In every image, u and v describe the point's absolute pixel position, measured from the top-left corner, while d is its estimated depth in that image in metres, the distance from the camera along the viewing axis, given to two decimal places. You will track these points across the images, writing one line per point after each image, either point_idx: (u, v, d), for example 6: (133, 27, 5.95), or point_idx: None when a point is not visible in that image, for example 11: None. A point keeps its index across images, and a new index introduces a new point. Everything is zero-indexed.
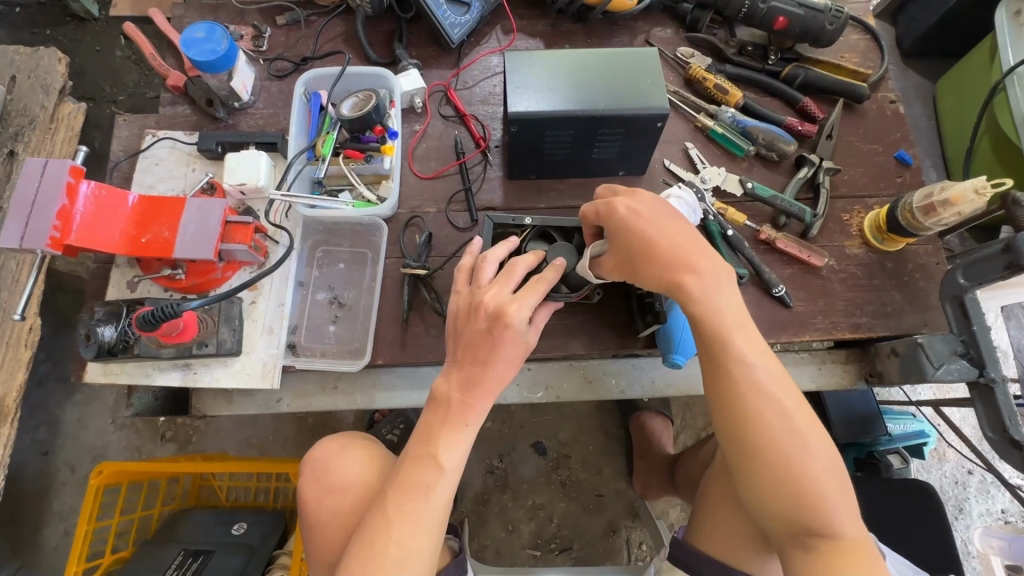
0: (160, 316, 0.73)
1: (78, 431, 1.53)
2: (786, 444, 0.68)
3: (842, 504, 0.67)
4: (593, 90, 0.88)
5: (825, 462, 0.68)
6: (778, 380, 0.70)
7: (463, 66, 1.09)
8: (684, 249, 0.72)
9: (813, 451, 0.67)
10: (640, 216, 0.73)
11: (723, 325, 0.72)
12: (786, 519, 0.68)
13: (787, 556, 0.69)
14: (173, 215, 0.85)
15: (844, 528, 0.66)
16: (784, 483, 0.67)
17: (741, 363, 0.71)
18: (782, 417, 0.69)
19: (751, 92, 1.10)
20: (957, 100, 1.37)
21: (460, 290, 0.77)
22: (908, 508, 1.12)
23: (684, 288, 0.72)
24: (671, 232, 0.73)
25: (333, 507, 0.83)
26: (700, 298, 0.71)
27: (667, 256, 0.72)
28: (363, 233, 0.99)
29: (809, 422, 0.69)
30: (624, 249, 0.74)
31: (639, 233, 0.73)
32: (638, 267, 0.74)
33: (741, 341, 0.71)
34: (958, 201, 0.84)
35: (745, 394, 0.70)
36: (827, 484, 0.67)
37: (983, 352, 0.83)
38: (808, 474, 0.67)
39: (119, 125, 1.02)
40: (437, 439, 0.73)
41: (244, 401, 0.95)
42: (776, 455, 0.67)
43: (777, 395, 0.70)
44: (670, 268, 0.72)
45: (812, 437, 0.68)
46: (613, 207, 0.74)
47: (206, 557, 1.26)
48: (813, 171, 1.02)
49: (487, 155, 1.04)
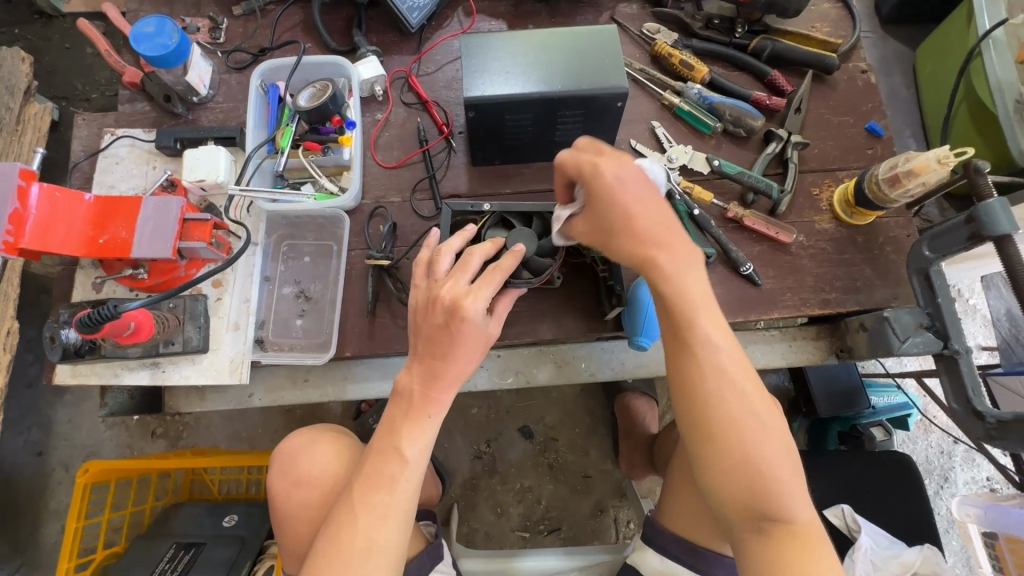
0: (99, 318, 0.73)
1: (70, 431, 1.55)
2: (745, 429, 0.68)
3: (795, 489, 0.68)
4: (550, 72, 0.87)
5: (781, 447, 0.68)
6: (741, 367, 0.70)
7: (424, 51, 1.07)
8: (664, 229, 0.70)
9: (770, 436, 0.68)
10: (623, 183, 0.67)
11: (692, 308, 0.70)
12: (742, 506, 0.68)
13: (740, 541, 0.69)
14: (129, 214, 0.84)
15: (797, 513, 0.67)
16: (743, 467, 0.67)
17: (706, 346, 0.70)
18: (742, 402, 0.68)
19: (718, 67, 1.08)
20: (935, 67, 1.34)
21: (418, 284, 0.76)
22: (884, 479, 1.12)
23: (655, 265, 0.69)
24: (652, 212, 0.69)
25: (303, 500, 0.84)
26: (672, 278, 0.69)
27: (646, 233, 0.69)
28: (327, 225, 0.98)
29: (770, 410, 0.69)
30: (599, 219, 0.70)
31: (620, 207, 0.68)
32: (612, 239, 0.70)
33: (707, 327, 0.70)
34: (922, 171, 0.83)
35: (708, 379, 0.69)
36: (782, 469, 0.67)
37: (948, 324, 0.82)
38: (765, 460, 0.67)
39: (78, 125, 1.01)
40: (400, 432, 0.74)
41: (216, 397, 0.96)
42: (735, 441, 0.67)
43: (739, 381, 0.69)
44: (643, 244, 0.69)
45: (769, 422, 0.69)
46: (600, 171, 0.68)
47: (198, 549, 1.29)
48: (781, 146, 1.00)
49: (451, 141, 1.02)
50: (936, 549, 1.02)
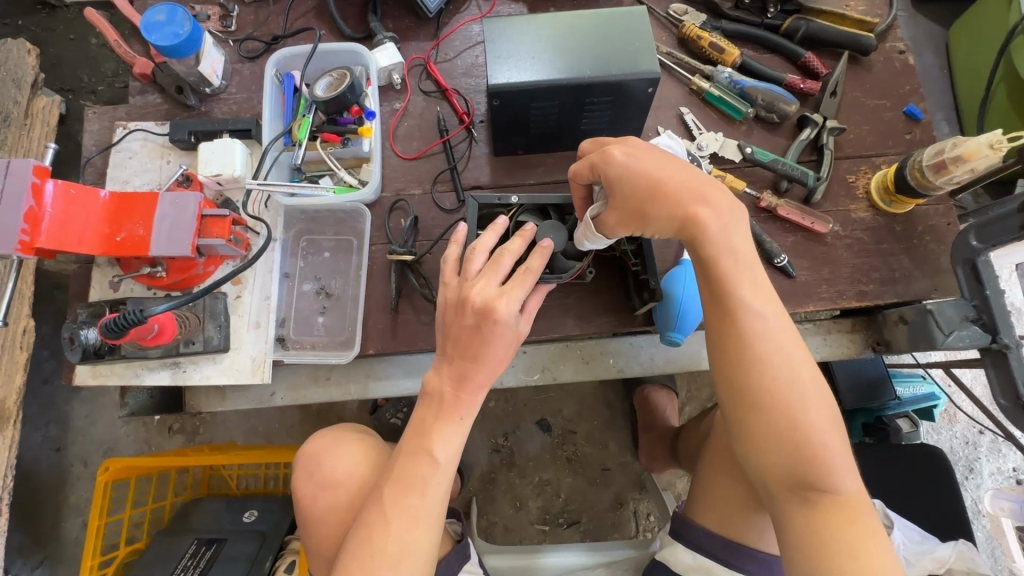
0: (124, 324, 0.71)
1: (88, 426, 1.54)
2: (791, 395, 0.64)
3: (843, 460, 0.64)
4: (578, 56, 0.83)
5: (829, 416, 0.64)
6: (786, 332, 0.67)
7: (442, 37, 1.03)
8: (692, 185, 0.68)
9: (817, 404, 0.64)
10: (637, 157, 0.68)
11: (733, 269, 0.68)
12: (785, 476, 0.64)
13: (782, 515, 0.65)
14: (146, 211, 0.82)
15: (844, 484, 0.63)
16: (788, 435, 0.63)
17: (744, 312, 0.67)
18: (788, 368, 0.65)
19: (749, 49, 1.03)
20: (970, 47, 1.29)
21: (448, 282, 0.73)
22: (916, 473, 1.10)
23: (700, 222, 0.67)
24: (676, 174, 0.68)
25: (328, 502, 0.83)
26: (716, 235, 0.67)
27: (676, 194, 0.67)
28: (347, 220, 0.96)
29: (816, 377, 0.65)
30: (630, 196, 0.68)
31: (642, 175, 0.68)
32: (648, 211, 0.68)
33: (749, 291, 0.67)
34: (972, 157, 0.79)
35: (751, 344, 0.66)
36: (831, 438, 0.63)
37: (996, 316, 0.79)
38: (813, 428, 0.63)
39: (89, 118, 0.99)
40: (431, 434, 0.72)
41: (237, 397, 0.94)
42: (780, 408, 0.64)
43: (785, 346, 0.66)
44: (681, 203, 0.67)
45: (817, 390, 0.65)
46: (610, 155, 0.69)
47: (219, 545, 1.29)
48: (816, 132, 0.96)
49: (472, 131, 0.99)
50: (969, 544, 1.01)
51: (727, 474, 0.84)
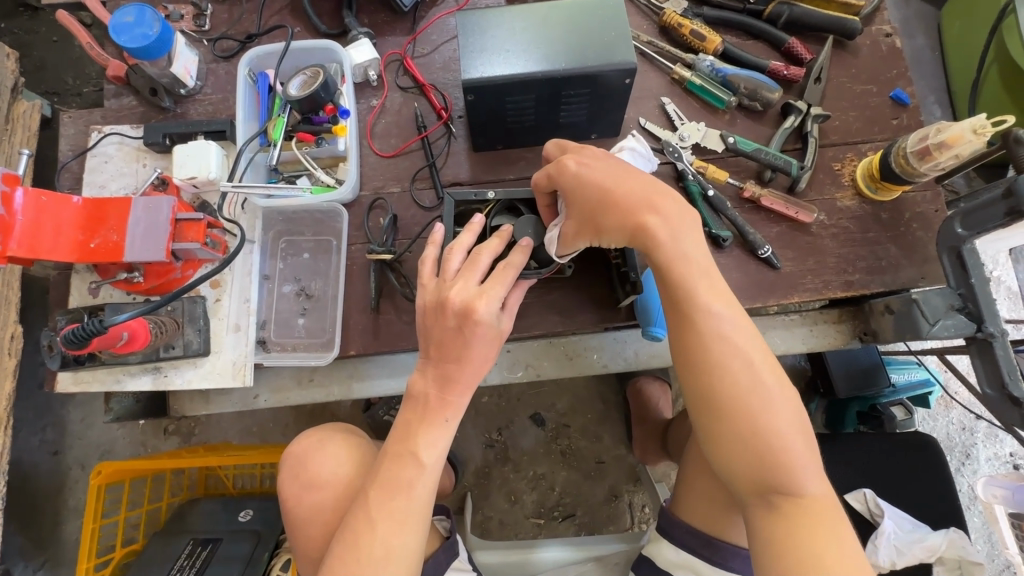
0: (86, 333, 0.71)
1: (84, 430, 1.55)
2: (752, 400, 0.63)
3: (808, 462, 0.63)
4: (553, 48, 0.81)
5: (793, 418, 0.63)
6: (744, 332, 0.66)
7: (419, 31, 1.01)
8: (646, 191, 0.67)
9: (780, 407, 0.63)
10: (588, 165, 0.68)
11: (689, 276, 0.67)
12: (750, 480, 0.64)
13: (751, 518, 0.65)
14: (119, 216, 0.81)
15: (809, 487, 0.62)
16: (748, 438, 0.63)
17: (705, 314, 0.66)
18: (748, 372, 0.64)
19: (732, 35, 1.01)
20: (964, 26, 1.26)
21: (426, 283, 0.73)
22: (909, 463, 1.09)
23: (649, 230, 0.66)
24: (629, 182, 0.67)
25: (314, 503, 0.83)
26: (665, 243, 0.67)
27: (627, 201, 0.66)
28: (325, 220, 0.95)
29: (778, 376, 0.65)
30: (583, 205, 0.68)
31: (592, 186, 0.67)
32: (600, 221, 0.67)
33: (706, 293, 0.66)
34: (956, 143, 0.78)
35: (711, 349, 0.65)
36: (793, 441, 0.63)
37: (982, 306, 0.77)
38: (776, 433, 0.62)
39: (64, 123, 0.98)
40: (416, 437, 0.71)
41: (221, 400, 0.94)
42: (741, 413, 0.63)
43: (743, 347, 0.65)
44: (631, 211, 0.67)
45: (779, 393, 0.64)
46: (563, 165, 0.69)
47: (215, 545, 1.30)
48: (800, 120, 0.95)
49: (450, 126, 0.97)
50: (961, 532, 1.00)
51: (707, 472, 0.83)
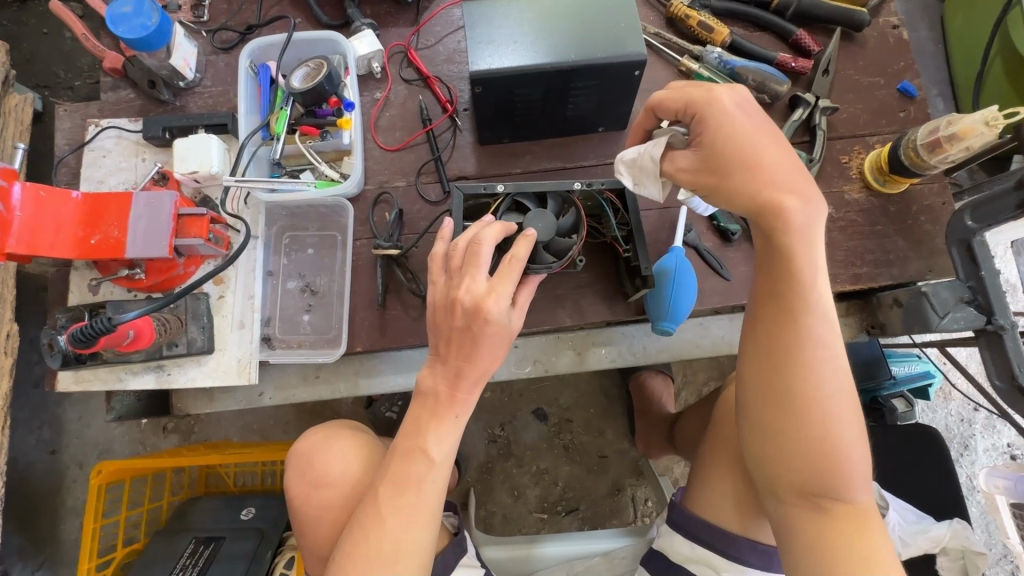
0: (94, 332, 0.69)
1: (81, 428, 1.53)
2: (834, 402, 0.62)
3: (861, 471, 0.63)
4: (562, 39, 0.80)
5: (859, 426, 0.63)
6: (836, 336, 0.64)
7: (423, 22, 0.99)
8: (787, 168, 0.62)
9: (853, 413, 0.62)
10: (744, 118, 0.62)
11: (807, 265, 0.63)
12: (802, 480, 0.63)
13: (786, 516, 0.65)
14: (119, 212, 0.79)
15: (857, 495, 0.62)
16: (817, 441, 0.62)
17: (809, 311, 0.63)
18: (836, 375, 0.63)
19: (739, 27, 1.00)
20: (969, 18, 1.26)
21: (436, 280, 0.71)
22: (912, 454, 1.10)
23: (781, 208, 0.62)
24: (774, 154, 0.62)
25: (324, 501, 0.81)
26: (795, 227, 0.62)
27: (765, 171, 0.62)
28: (330, 215, 0.93)
29: (853, 386, 0.64)
30: (715, 151, 0.63)
31: (735, 142, 0.62)
32: (725, 177, 0.63)
33: (816, 289, 0.64)
34: (967, 135, 0.77)
35: (804, 346, 0.63)
36: (858, 449, 0.62)
37: (992, 298, 0.78)
38: (843, 439, 0.62)
39: (60, 116, 0.95)
40: (426, 432, 0.70)
41: (225, 398, 0.93)
42: (813, 414, 0.62)
43: (837, 350, 0.63)
44: (770, 182, 0.62)
45: (851, 400, 0.63)
46: (716, 105, 0.63)
47: (217, 543, 1.29)
48: (809, 112, 0.94)
49: (456, 119, 0.96)
50: (965, 522, 1.00)
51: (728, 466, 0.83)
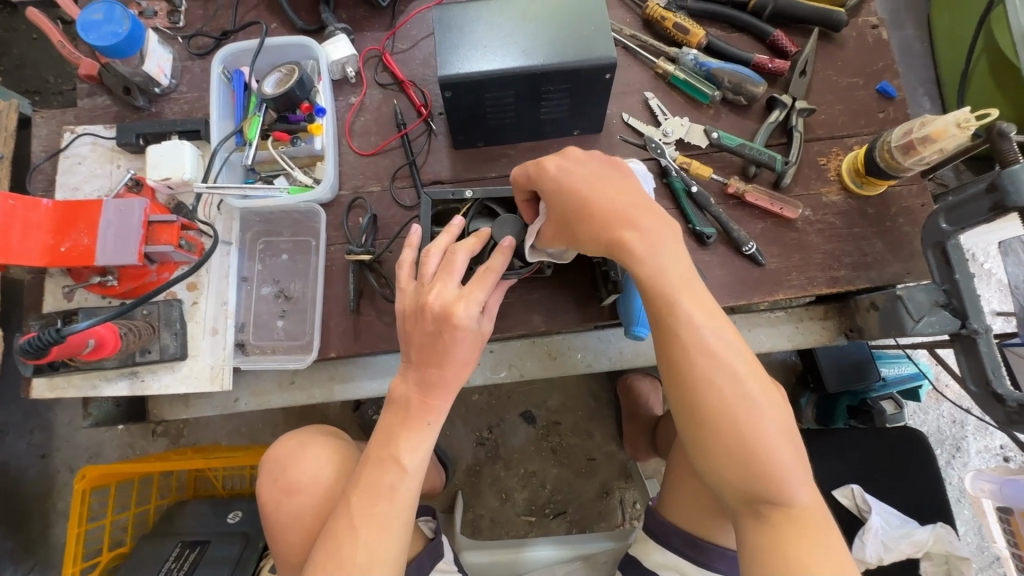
0: (42, 343, 0.67)
1: (70, 432, 1.54)
2: (740, 411, 0.62)
3: (796, 472, 0.62)
4: (530, 42, 0.80)
5: (780, 426, 0.62)
6: (729, 345, 0.64)
7: (397, 26, 0.99)
8: (624, 204, 0.66)
9: (767, 418, 0.61)
10: (572, 172, 0.67)
11: (669, 289, 0.65)
12: (738, 490, 0.62)
13: (739, 527, 0.64)
14: (89, 219, 0.79)
15: (798, 497, 0.61)
16: (736, 451, 0.61)
17: (690, 330, 0.63)
18: (735, 384, 0.62)
19: (717, 29, 0.99)
20: (954, 17, 1.24)
21: (405, 288, 0.71)
22: (898, 459, 1.08)
23: (626, 246, 0.65)
24: (607, 190, 0.66)
25: (294, 509, 0.77)
26: (642, 258, 0.65)
27: (604, 213, 0.65)
28: (304, 220, 0.93)
29: (764, 388, 0.63)
30: (560, 210, 0.68)
31: (571, 194, 0.67)
32: (576, 229, 0.67)
33: (686, 306, 0.64)
34: (940, 136, 0.76)
35: (695, 362, 0.63)
36: (782, 450, 0.61)
37: (966, 302, 0.76)
38: (765, 445, 0.61)
39: (37, 123, 0.96)
40: (398, 441, 0.70)
41: (201, 403, 0.93)
42: (728, 426, 0.62)
43: (728, 361, 0.63)
44: (608, 225, 0.65)
45: (765, 404, 0.62)
46: (544, 167, 0.69)
47: (203, 547, 1.30)
48: (785, 114, 0.93)
49: (430, 124, 0.96)
50: (948, 527, 1.01)
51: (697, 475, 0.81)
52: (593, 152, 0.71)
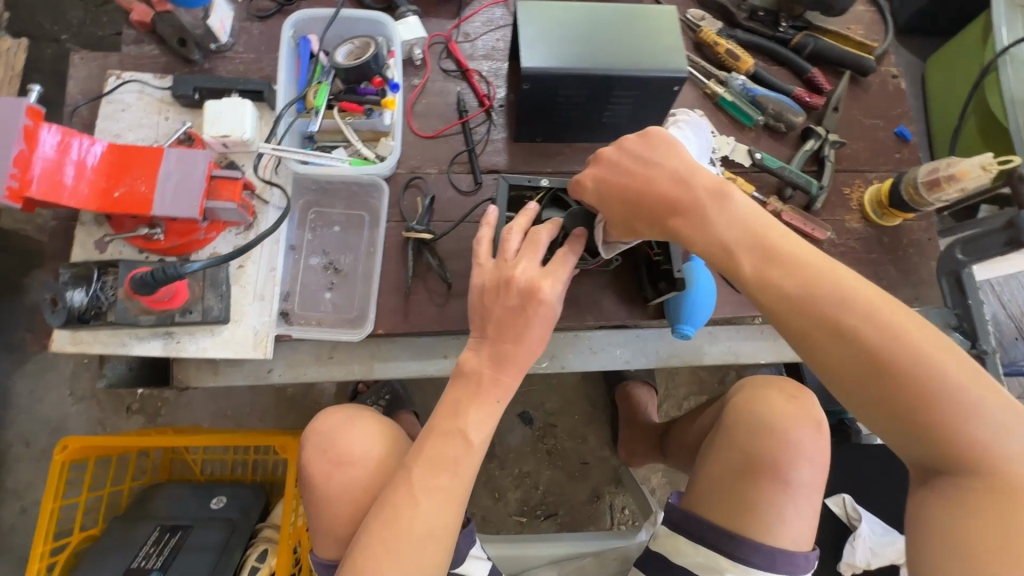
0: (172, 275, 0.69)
1: (32, 403, 1.42)
2: (858, 363, 0.56)
3: (961, 406, 0.53)
4: (608, 47, 0.84)
5: (915, 367, 0.54)
6: (822, 291, 0.58)
7: (464, 17, 1.01)
8: (663, 184, 0.65)
9: (895, 352, 0.54)
10: (609, 182, 0.68)
11: (733, 259, 0.62)
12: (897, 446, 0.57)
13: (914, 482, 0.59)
14: (149, 166, 0.75)
15: (970, 437, 0.53)
16: (872, 408, 0.56)
17: (767, 292, 0.60)
18: (837, 332, 0.57)
19: (760, 60, 1.07)
20: (946, 79, 1.39)
21: (483, 263, 0.72)
22: (878, 472, 1.17)
23: (679, 232, 0.64)
24: (648, 179, 0.65)
25: (343, 481, 0.76)
26: (695, 238, 0.63)
27: (651, 204, 0.65)
28: (361, 194, 0.93)
29: (879, 321, 0.56)
30: (614, 212, 0.68)
31: (616, 198, 0.67)
32: (635, 225, 0.67)
33: (755, 269, 0.61)
34: (965, 176, 0.86)
35: (787, 325, 0.59)
36: (932, 388, 0.53)
37: (975, 324, 0.96)
38: (903, 390, 0.54)
39: (75, 63, 0.91)
40: (466, 414, 0.69)
41: (231, 372, 0.89)
42: (852, 383, 0.57)
43: (825, 313, 0.58)
44: (660, 214, 0.65)
45: (890, 338, 0.55)
46: (582, 184, 0.70)
47: (184, 533, 1.20)
48: (819, 144, 1.02)
49: (491, 115, 0.98)
50: None
51: (750, 480, 0.84)
52: (623, 143, 0.68)
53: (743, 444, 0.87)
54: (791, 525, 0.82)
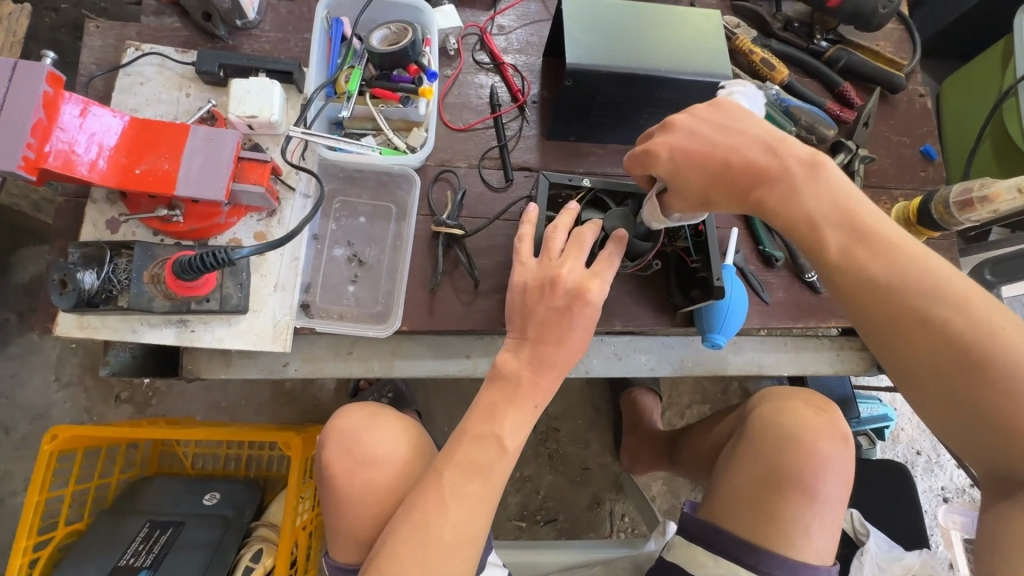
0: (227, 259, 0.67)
1: (14, 388, 1.34)
2: (943, 354, 0.57)
3: None
4: (652, 49, 0.83)
5: (1004, 364, 0.55)
6: (914, 277, 0.58)
7: (499, 9, 0.99)
8: (750, 154, 0.64)
9: (987, 347, 0.55)
10: (688, 152, 0.65)
11: (821, 236, 0.62)
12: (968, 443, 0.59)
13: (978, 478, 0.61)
14: (173, 144, 0.71)
15: None
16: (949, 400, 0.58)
17: (852, 274, 0.61)
18: (926, 321, 0.58)
19: (792, 71, 1.07)
20: (961, 102, 1.42)
21: (525, 262, 0.70)
22: (886, 488, 1.16)
23: (766, 205, 0.64)
24: (732, 148, 0.64)
25: (365, 482, 0.73)
26: (782, 212, 0.63)
27: (737, 176, 0.64)
28: (389, 184, 0.89)
29: (971, 314, 0.57)
30: (692, 186, 0.66)
31: (696, 169, 0.65)
32: (713, 198, 0.66)
33: (842, 249, 0.61)
34: (998, 198, 0.86)
35: (871, 309, 0.60)
36: (1017, 386, 0.55)
37: None
38: (987, 388, 0.56)
39: (91, 32, 0.86)
40: (502, 419, 0.66)
41: (244, 364, 0.85)
42: (932, 374, 0.58)
43: (914, 300, 0.58)
44: (745, 186, 0.64)
45: (982, 333, 0.56)
46: (654, 154, 0.66)
47: (176, 529, 1.13)
48: (849, 158, 1.01)
49: (524, 111, 0.95)
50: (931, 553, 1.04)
51: (777, 490, 0.80)
52: (696, 112, 0.66)
53: (766, 456, 0.84)
54: (815, 538, 0.78)
